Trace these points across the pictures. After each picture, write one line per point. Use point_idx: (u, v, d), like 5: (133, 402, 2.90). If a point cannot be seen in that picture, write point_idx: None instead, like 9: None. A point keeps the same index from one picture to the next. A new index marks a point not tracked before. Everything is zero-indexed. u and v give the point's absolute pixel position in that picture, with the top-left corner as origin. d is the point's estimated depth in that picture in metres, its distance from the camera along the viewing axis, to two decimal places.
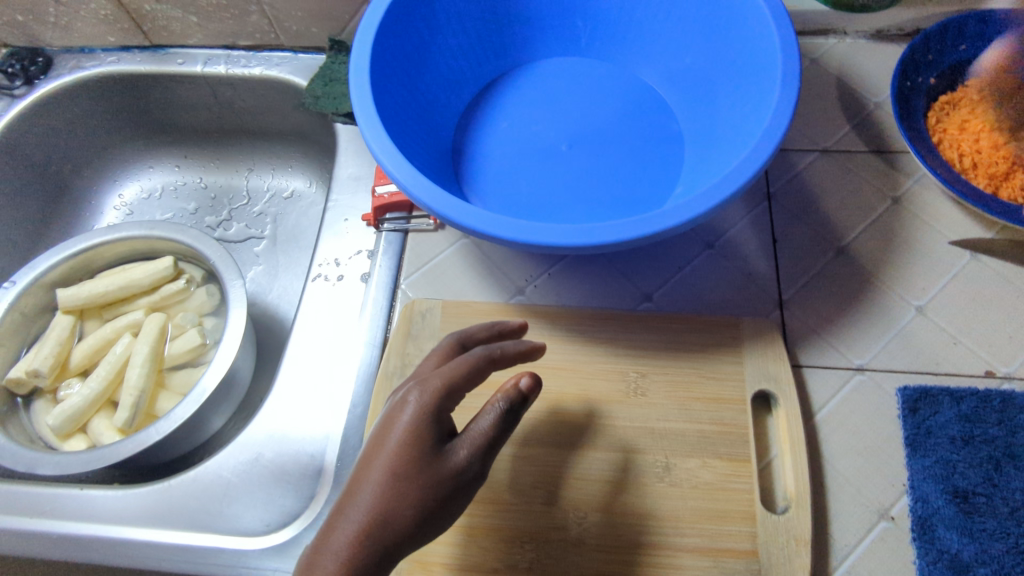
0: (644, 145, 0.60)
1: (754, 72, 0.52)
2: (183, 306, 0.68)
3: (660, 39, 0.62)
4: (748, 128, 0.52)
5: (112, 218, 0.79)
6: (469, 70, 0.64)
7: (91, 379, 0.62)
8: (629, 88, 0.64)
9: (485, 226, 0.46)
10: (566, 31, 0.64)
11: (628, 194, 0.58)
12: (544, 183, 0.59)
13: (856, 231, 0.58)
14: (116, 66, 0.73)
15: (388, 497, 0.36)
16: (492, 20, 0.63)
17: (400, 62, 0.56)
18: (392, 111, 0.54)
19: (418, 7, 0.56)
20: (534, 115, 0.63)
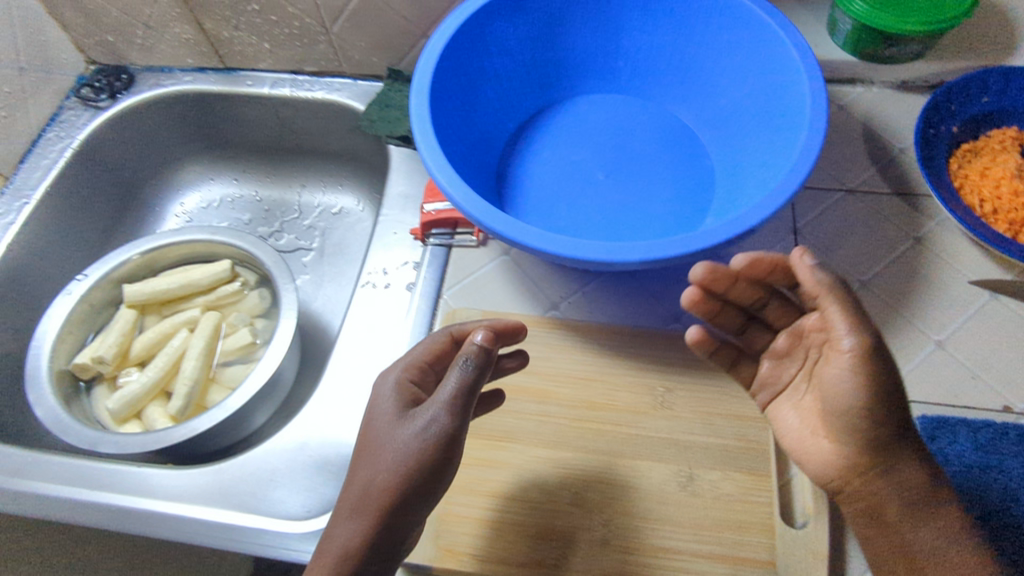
0: (677, 177, 0.64)
1: (784, 113, 0.56)
2: (236, 307, 0.72)
3: (696, 80, 0.66)
4: (775, 165, 0.55)
5: (173, 224, 0.85)
6: (517, 101, 0.68)
7: (149, 369, 0.66)
8: (665, 125, 0.68)
9: (526, 241, 0.50)
10: (610, 70, 0.69)
11: (659, 221, 0.61)
12: (580, 208, 0.63)
13: (878, 267, 0.61)
14: (191, 85, 0.79)
15: (375, 456, 0.44)
16: (541, 57, 0.68)
17: (455, 89, 0.61)
18: (446, 133, 0.59)
19: (476, 41, 0.61)
20: (574, 145, 0.67)
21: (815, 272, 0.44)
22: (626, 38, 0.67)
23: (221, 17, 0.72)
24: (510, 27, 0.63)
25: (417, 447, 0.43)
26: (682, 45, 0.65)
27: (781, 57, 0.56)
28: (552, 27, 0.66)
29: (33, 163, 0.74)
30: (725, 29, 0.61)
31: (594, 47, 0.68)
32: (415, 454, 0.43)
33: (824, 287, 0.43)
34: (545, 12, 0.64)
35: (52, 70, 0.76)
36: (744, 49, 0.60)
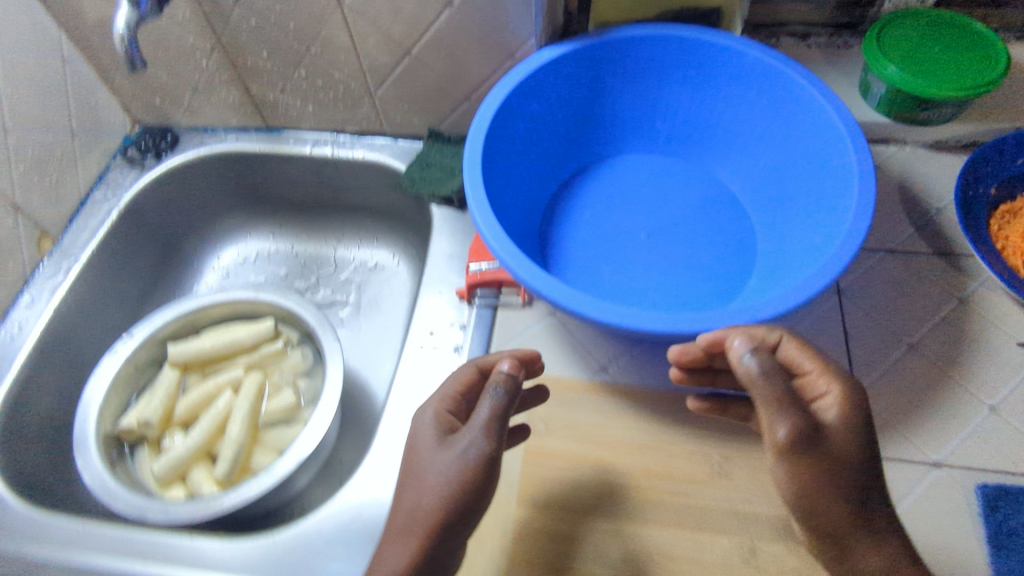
0: (718, 239, 0.65)
1: (828, 182, 0.57)
2: (279, 366, 0.72)
3: (737, 145, 0.67)
4: (823, 233, 0.56)
5: (211, 278, 0.86)
6: (558, 162, 0.69)
7: (194, 431, 0.66)
8: (705, 188, 0.69)
9: (587, 312, 0.50)
10: (651, 132, 0.70)
11: (703, 283, 0.62)
12: (624, 271, 0.63)
13: (925, 328, 0.62)
14: (234, 145, 0.81)
15: (421, 486, 0.46)
16: (582, 119, 0.69)
17: (502, 155, 0.62)
18: (495, 200, 0.60)
19: (523, 109, 0.63)
20: (614, 205, 0.68)
21: (743, 363, 0.45)
22: (667, 103, 0.68)
23: (268, 81, 0.74)
24: (555, 94, 0.65)
25: (462, 466, 0.45)
26: (722, 110, 0.66)
27: (826, 126, 0.57)
28: (595, 92, 0.67)
29: (80, 225, 0.75)
30: (768, 97, 0.62)
31: (636, 111, 0.69)
32: (461, 473, 0.45)
33: (749, 379, 0.44)
34: (589, 79, 0.65)
35: (102, 132, 0.78)
36: (787, 116, 0.61)
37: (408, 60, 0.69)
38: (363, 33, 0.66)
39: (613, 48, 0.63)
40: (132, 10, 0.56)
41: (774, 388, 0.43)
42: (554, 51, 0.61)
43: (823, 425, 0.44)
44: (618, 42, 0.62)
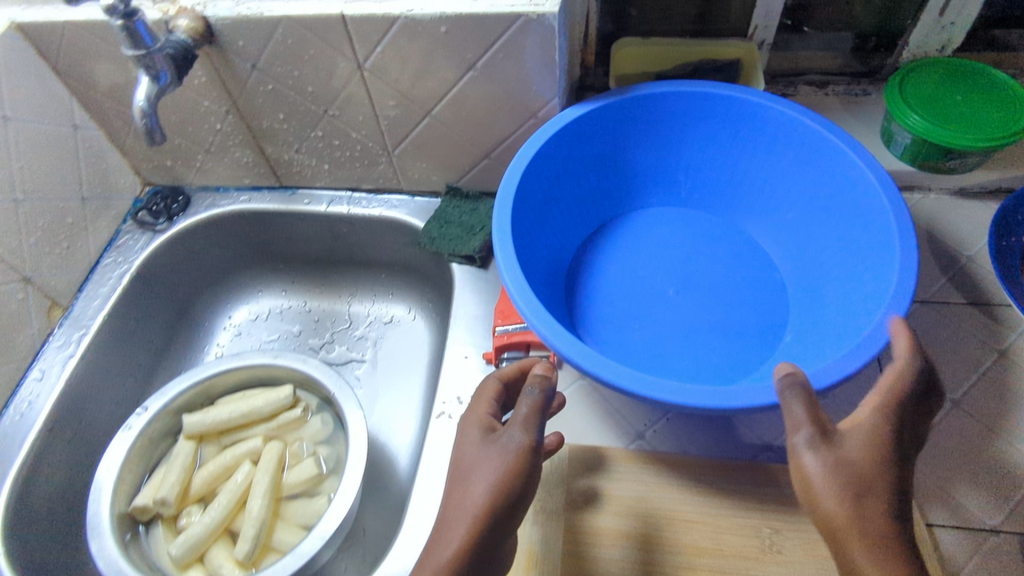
0: (749, 294, 0.64)
1: (867, 237, 0.56)
2: (298, 434, 0.70)
3: (763, 198, 0.67)
4: (865, 292, 0.55)
5: (223, 339, 0.83)
6: (581, 217, 0.68)
7: (212, 507, 0.63)
8: (733, 242, 0.68)
9: (633, 388, 0.48)
10: (674, 186, 0.70)
11: (738, 343, 0.61)
12: (657, 331, 0.62)
13: (967, 383, 0.60)
14: (247, 205, 0.79)
15: (470, 483, 0.44)
16: (605, 175, 0.68)
17: (528, 215, 0.60)
18: (525, 264, 0.58)
19: (548, 168, 0.62)
20: (641, 260, 0.67)
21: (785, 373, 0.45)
22: (690, 157, 0.68)
23: (283, 142, 0.73)
24: (579, 152, 0.64)
25: (509, 454, 0.44)
26: (747, 162, 0.66)
27: (860, 181, 0.57)
28: (618, 149, 0.66)
29: (90, 292, 0.73)
30: (796, 151, 0.62)
31: (659, 166, 0.69)
32: (508, 458, 0.44)
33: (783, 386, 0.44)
34: (613, 136, 0.65)
35: (112, 194, 0.76)
36: (817, 169, 0.61)
37: (428, 120, 0.68)
38: (383, 95, 0.65)
39: (637, 105, 0.63)
40: (147, 80, 0.55)
41: (804, 409, 0.41)
42: (580, 110, 0.60)
43: (868, 461, 0.40)
44: (642, 100, 0.62)
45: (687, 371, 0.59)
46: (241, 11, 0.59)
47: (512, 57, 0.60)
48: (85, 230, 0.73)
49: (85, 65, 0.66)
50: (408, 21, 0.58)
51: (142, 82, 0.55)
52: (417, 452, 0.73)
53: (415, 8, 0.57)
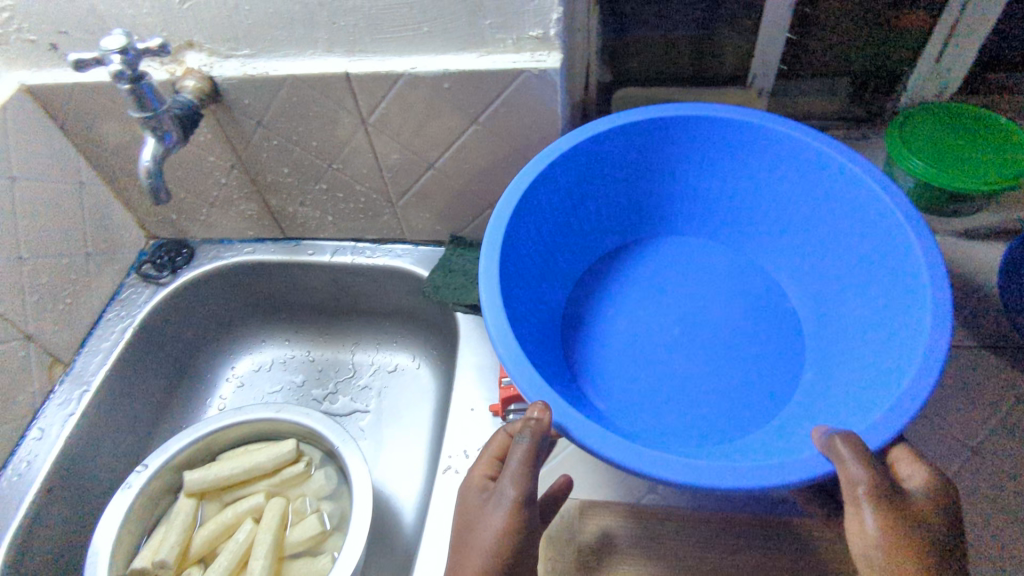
0: (758, 327, 0.65)
1: (892, 283, 0.55)
2: (301, 490, 0.68)
3: (775, 227, 0.66)
4: (890, 345, 0.53)
5: (225, 391, 0.82)
6: (584, 253, 0.69)
7: (212, 569, 0.61)
8: (740, 277, 0.68)
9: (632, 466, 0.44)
10: (679, 214, 0.70)
11: (749, 383, 0.61)
12: (664, 375, 0.62)
13: (986, 430, 0.59)
14: (251, 256, 0.79)
15: (468, 550, 0.44)
16: (607, 210, 0.68)
17: (521, 270, 0.59)
18: (518, 320, 0.57)
19: (539, 209, 0.60)
20: (645, 299, 0.67)
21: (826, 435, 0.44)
22: (698, 185, 0.67)
23: (288, 195, 0.74)
24: (579, 189, 0.64)
25: (501, 516, 0.44)
26: (753, 193, 0.66)
27: (882, 227, 0.55)
28: (623, 178, 0.66)
29: (92, 347, 0.72)
30: (804, 184, 0.61)
31: (666, 193, 0.68)
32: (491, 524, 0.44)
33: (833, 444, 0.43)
34: (617, 166, 0.64)
35: (117, 249, 0.77)
36: (835, 208, 0.60)
37: (431, 171, 0.68)
38: (387, 149, 0.66)
39: (640, 136, 0.62)
40: (155, 141, 0.56)
41: (859, 463, 0.41)
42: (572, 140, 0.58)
43: (931, 510, 0.42)
44: (644, 130, 0.61)
45: (691, 423, 0.59)
46: (247, 71, 0.60)
47: (514, 110, 0.61)
48: (90, 284, 0.73)
49: (94, 124, 0.67)
50: (411, 79, 0.59)
51: (150, 144, 0.56)
52: (423, 505, 0.71)
53: (418, 65, 0.58)
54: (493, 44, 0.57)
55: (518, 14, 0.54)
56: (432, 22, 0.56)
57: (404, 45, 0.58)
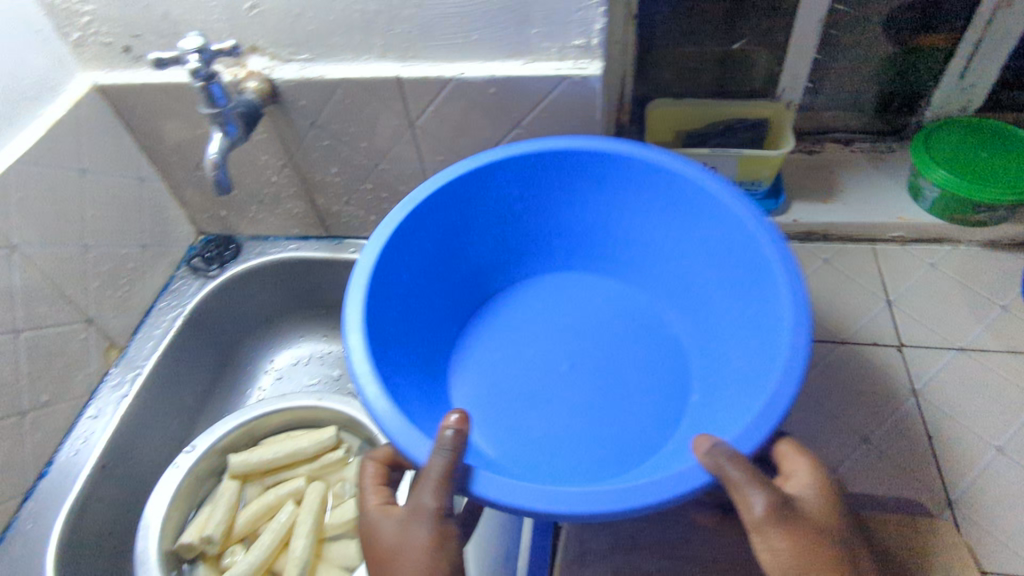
0: (649, 361, 0.64)
1: (760, 299, 0.55)
2: (339, 476, 0.71)
3: (658, 258, 0.66)
4: (759, 361, 0.53)
5: (264, 382, 0.85)
6: (465, 295, 0.68)
7: (255, 547, 0.64)
8: (633, 311, 0.68)
9: (505, 500, 0.43)
10: (556, 251, 0.70)
11: (639, 414, 0.60)
12: (547, 410, 0.61)
13: (1009, 432, 0.61)
14: (296, 253, 0.83)
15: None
16: (493, 251, 0.68)
17: (396, 303, 0.58)
18: (393, 358, 0.55)
19: (416, 249, 0.60)
20: (530, 337, 0.67)
21: (713, 450, 0.42)
22: (562, 221, 0.67)
23: (333, 195, 0.77)
24: (460, 229, 0.64)
25: (425, 532, 0.43)
26: (638, 227, 0.65)
27: (740, 248, 0.56)
28: (512, 215, 0.66)
29: (145, 334, 0.76)
30: (669, 208, 0.62)
31: (545, 233, 0.69)
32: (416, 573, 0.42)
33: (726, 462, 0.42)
34: (495, 207, 0.64)
35: (170, 242, 0.81)
36: (700, 229, 0.60)
37: None
38: (432, 151, 0.70)
39: (515, 173, 0.62)
40: (222, 135, 0.60)
41: (748, 479, 0.41)
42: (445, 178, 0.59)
43: (827, 516, 0.42)
44: (520, 166, 0.61)
45: (574, 454, 0.58)
46: (305, 74, 0.64)
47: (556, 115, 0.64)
48: (145, 274, 0.77)
49: (156, 122, 0.72)
50: (460, 83, 0.63)
51: (216, 138, 0.59)
52: None
53: (466, 71, 0.62)
54: (538, 52, 0.60)
55: (563, 24, 0.58)
56: (481, 30, 0.59)
57: (454, 52, 0.62)
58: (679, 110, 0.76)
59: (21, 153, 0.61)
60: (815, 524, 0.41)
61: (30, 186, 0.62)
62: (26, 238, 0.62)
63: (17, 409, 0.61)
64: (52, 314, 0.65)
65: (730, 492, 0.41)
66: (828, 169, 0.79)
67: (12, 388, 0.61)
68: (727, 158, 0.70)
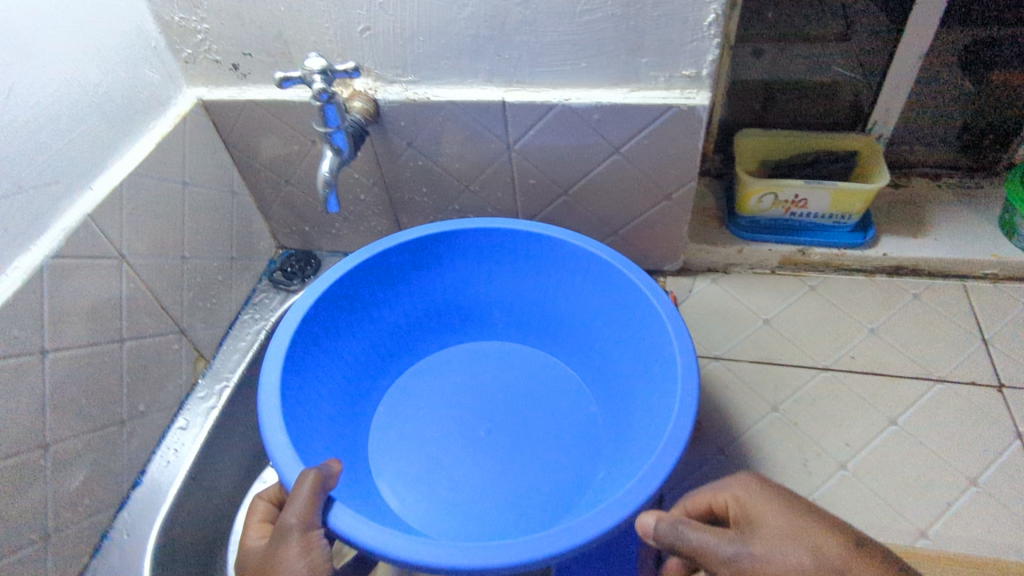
0: (556, 425, 0.71)
1: (657, 373, 0.62)
2: None
3: (575, 328, 0.74)
4: (649, 426, 0.59)
5: None
6: (398, 351, 0.76)
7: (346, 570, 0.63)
8: (557, 391, 0.74)
9: (363, 541, 0.48)
10: (491, 319, 0.78)
11: (543, 477, 0.67)
12: (459, 469, 0.68)
13: None
14: None
15: None
16: (424, 314, 0.76)
17: (321, 356, 0.66)
18: (309, 400, 0.63)
19: (353, 307, 0.69)
20: (453, 396, 0.74)
21: (655, 525, 0.43)
22: (472, 291, 0.76)
23: (419, 214, 0.78)
24: (392, 294, 0.72)
25: (290, 548, 0.46)
26: (558, 297, 0.73)
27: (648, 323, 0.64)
28: (436, 287, 0.74)
29: (230, 346, 0.76)
30: (593, 285, 0.69)
31: (491, 305, 0.77)
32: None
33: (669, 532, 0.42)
34: (439, 271, 0.73)
35: (253, 256, 0.82)
36: (614, 302, 0.68)
37: (564, 198, 0.72)
38: (526, 174, 0.70)
39: (458, 236, 0.70)
40: (332, 155, 0.60)
41: (697, 538, 0.42)
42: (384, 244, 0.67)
43: (791, 524, 0.41)
44: (461, 234, 0.70)
45: (472, 511, 0.65)
46: (408, 96, 0.65)
47: (656, 142, 0.64)
48: (230, 287, 0.78)
49: (253, 139, 0.73)
50: (564, 109, 0.63)
51: (326, 157, 0.60)
52: None
53: (572, 97, 0.63)
54: (645, 80, 0.61)
55: (676, 53, 0.58)
56: (591, 58, 0.60)
57: (560, 78, 0.62)
58: (766, 140, 0.76)
59: (135, 167, 0.62)
60: (777, 532, 0.40)
61: (140, 198, 0.63)
62: (134, 249, 0.63)
63: (118, 417, 0.62)
64: (151, 325, 0.66)
65: (693, 559, 0.42)
66: (914, 202, 0.78)
67: (115, 397, 0.61)
68: (820, 189, 0.70)
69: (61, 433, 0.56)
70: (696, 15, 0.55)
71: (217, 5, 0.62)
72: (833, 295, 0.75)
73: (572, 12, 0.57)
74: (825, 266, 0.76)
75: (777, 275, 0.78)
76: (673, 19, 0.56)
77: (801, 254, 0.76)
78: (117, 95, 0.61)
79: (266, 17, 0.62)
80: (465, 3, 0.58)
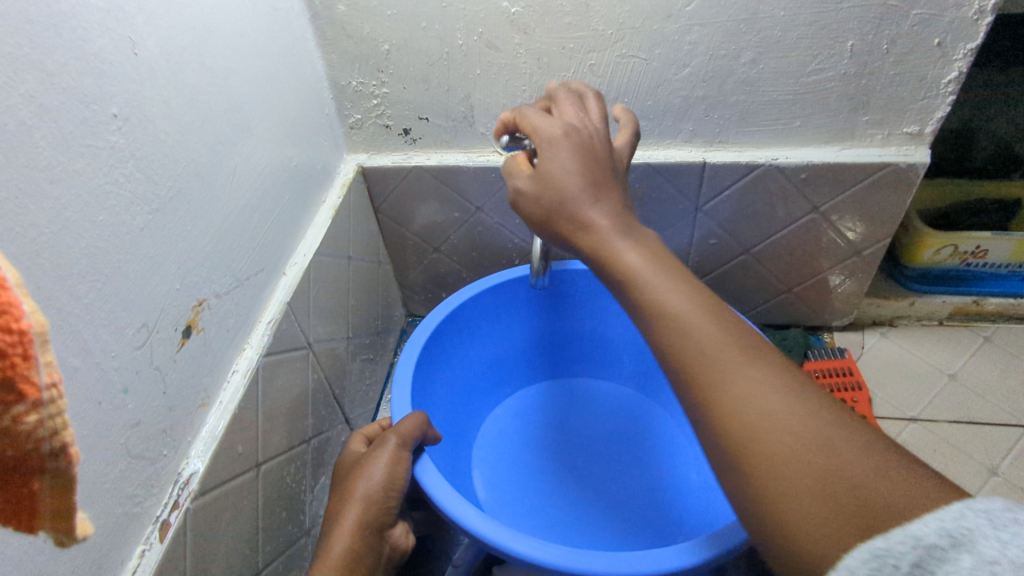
0: (638, 471, 0.67)
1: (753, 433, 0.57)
2: None
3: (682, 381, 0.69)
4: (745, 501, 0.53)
5: None
6: (518, 373, 0.76)
7: None
8: (650, 434, 0.71)
9: (436, 496, 0.49)
10: (616, 361, 0.75)
11: (605, 516, 0.63)
12: (538, 487, 0.66)
13: None
14: None
15: (356, 490, 0.48)
16: (548, 345, 0.76)
17: (445, 361, 0.66)
18: (433, 406, 0.63)
19: (474, 323, 0.69)
20: (564, 425, 0.72)
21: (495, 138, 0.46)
22: (595, 327, 0.74)
23: None
24: (510, 321, 0.72)
25: (382, 459, 0.49)
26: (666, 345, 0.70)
27: None
28: (562, 318, 0.73)
29: None
30: None
31: (614, 345, 0.74)
32: (367, 497, 0.48)
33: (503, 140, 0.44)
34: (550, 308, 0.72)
35: (388, 326, 0.77)
36: None
37: (743, 257, 0.70)
38: (707, 234, 0.68)
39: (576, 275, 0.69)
40: None
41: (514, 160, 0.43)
42: (503, 277, 0.67)
43: (570, 154, 0.39)
44: (571, 275, 0.69)
45: (537, 524, 0.62)
46: None
47: (864, 200, 0.62)
48: (374, 363, 0.72)
49: (410, 206, 0.68)
50: (770, 169, 0.60)
51: None
52: None
53: (778, 156, 0.60)
54: (860, 138, 0.58)
55: (901, 111, 0.56)
56: (808, 117, 0.57)
57: (766, 137, 0.60)
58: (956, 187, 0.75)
59: (318, 245, 0.57)
60: (566, 147, 0.39)
61: (321, 278, 0.58)
62: (317, 335, 0.57)
63: (305, 527, 0.55)
64: (325, 416, 0.59)
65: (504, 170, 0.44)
66: None
67: (304, 504, 0.55)
68: (1005, 240, 0.68)
69: (267, 556, 0.49)
70: (936, 73, 0.52)
71: (403, 69, 0.57)
72: (1011, 346, 0.73)
73: (800, 71, 0.54)
74: (997, 316, 0.75)
75: (945, 327, 0.76)
76: (909, 77, 0.53)
77: (974, 305, 0.74)
78: (303, 168, 0.56)
79: (455, 81, 0.58)
80: (685, 63, 0.54)
